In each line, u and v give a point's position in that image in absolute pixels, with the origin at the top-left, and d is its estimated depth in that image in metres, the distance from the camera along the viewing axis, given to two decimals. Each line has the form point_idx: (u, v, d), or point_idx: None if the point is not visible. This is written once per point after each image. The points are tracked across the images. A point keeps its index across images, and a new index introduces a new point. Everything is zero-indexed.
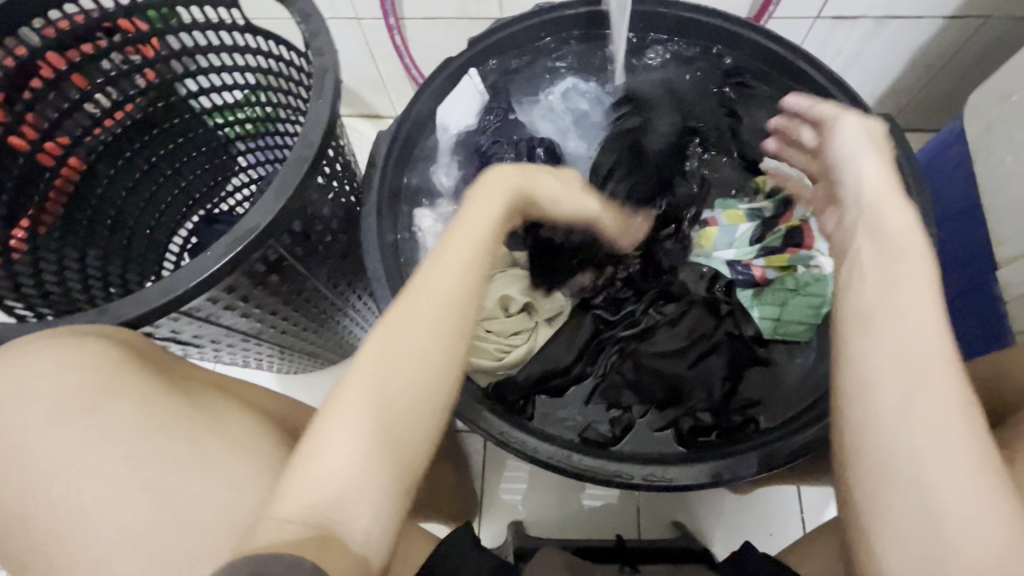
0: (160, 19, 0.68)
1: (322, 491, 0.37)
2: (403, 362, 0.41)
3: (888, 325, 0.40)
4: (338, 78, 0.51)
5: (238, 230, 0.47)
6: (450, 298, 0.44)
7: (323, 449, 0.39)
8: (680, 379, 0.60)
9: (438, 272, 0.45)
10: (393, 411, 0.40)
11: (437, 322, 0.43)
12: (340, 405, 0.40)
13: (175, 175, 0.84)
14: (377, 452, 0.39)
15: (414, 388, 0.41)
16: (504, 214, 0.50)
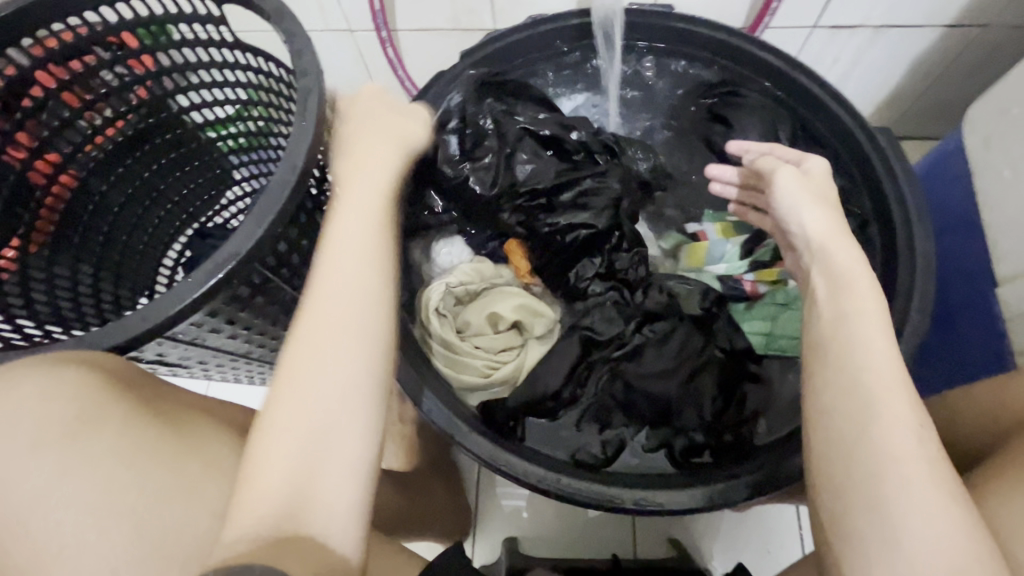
0: (150, 36, 0.68)
1: (269, 502, 0.36)
2: (330, 349, 0.41)
3: (846, 343, 0.43)
4: (324, 96, 0.50)
5: (219, 255, 0.45)
6: (366, 271, 0.44)
7: (265, 458, 0.38)
8: (670, 401, 0.58)
9: (343, 243, 0.45)
10: (321, 400, 0.39)
11: (348, 300, 0.43)
12: (269, 413, 0.39)
13: (166, 190, 0.81)
14: (314, 449, 0.38)
15: (335, 369, 0.40)
16: (387, 160, 0.50)
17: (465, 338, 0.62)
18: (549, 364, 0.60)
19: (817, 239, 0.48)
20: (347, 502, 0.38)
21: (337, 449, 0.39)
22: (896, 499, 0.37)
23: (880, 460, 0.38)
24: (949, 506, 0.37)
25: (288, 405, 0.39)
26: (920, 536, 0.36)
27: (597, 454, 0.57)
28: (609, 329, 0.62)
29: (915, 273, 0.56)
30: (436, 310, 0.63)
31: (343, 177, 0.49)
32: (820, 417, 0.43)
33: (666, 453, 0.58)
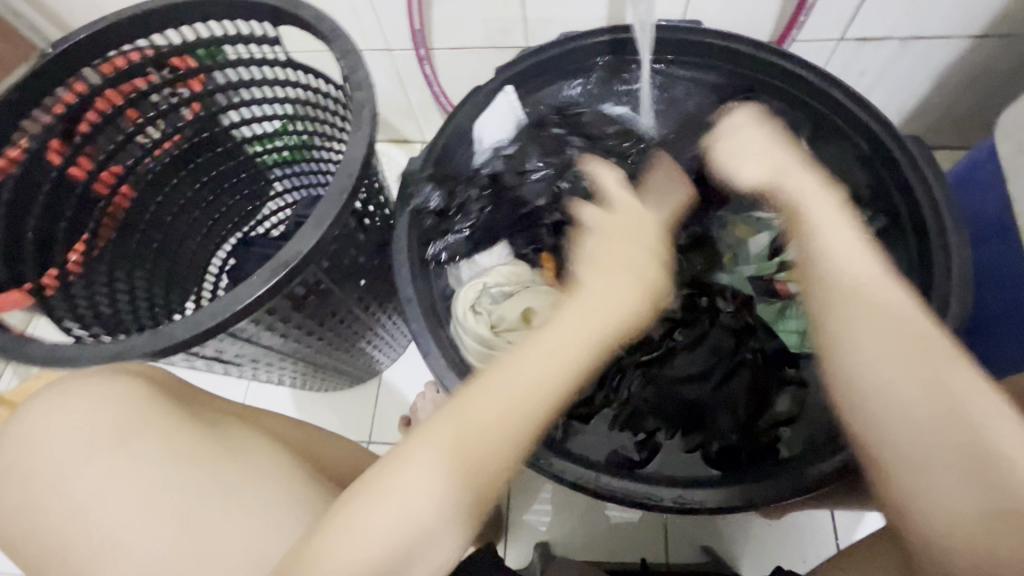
0: (209, 56, 0.72)
1: (363, 559, 0.38)
2: (475, 449, 0.41)
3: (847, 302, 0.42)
4: (376, 108, 0.53)
5: (282, 256, 0.48)
6: (535, 396, 0.42)
7: (372, 511, 0.39)
8: (702, 401, 0.59)
9: (528, 357, 0.43)
10: (459, 481, 0.40)
11: (532, 412, 0.42)
12: (395, 474, 0.40)
13: (216, 201, 0.86)
14: (426, 529, 0.39)
15: (485, 464, 0.41)
16: (621, 300, 0.46)
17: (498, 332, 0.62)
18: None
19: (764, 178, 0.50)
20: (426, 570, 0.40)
21: (431, 547, 0.40)
22: (968, 464, 0.36)
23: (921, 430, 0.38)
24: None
25: (425, 466, 0.40)
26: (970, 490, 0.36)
27: (632, 457, 0.59)
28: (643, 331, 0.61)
29: (953, 277, 0.56)
30: (470, 305, 0.64)
31: (586, 270, 0.48)
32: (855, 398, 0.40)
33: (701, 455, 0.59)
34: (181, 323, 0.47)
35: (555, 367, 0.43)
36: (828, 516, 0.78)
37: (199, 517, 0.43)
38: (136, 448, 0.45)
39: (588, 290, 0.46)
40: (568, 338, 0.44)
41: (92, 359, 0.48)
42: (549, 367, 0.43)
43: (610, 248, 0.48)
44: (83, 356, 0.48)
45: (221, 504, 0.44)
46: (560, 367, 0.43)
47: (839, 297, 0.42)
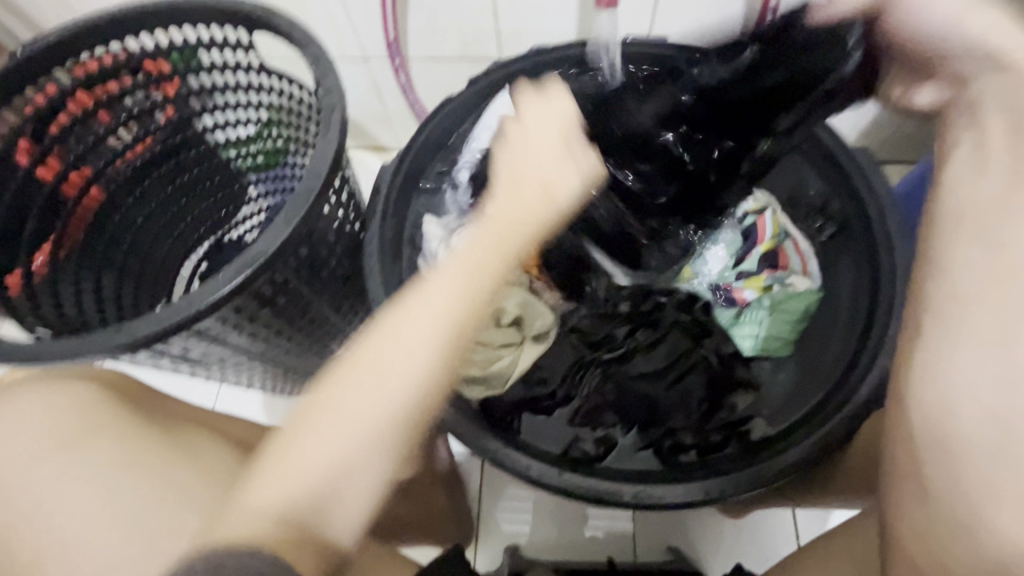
0: (182, 61, 0.73)
1: (280, 499, 0.40)
2: (369, 389, 0.42)
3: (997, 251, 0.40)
4: (345, 113, 0.55)
5: (247, 255, 0.49)
6: (424, 337, 0.42)
7: (288, 455, 0.41)
8: (658, 400, 0.61)
9: (420, 297, 0.43)
10: (381, 411, 0.42)
11: (446, 337, 0.42)
12: (309, 417, 0.42)
13: (187, 206, 0.85)
14: (335, 471, 0.41)
15: (405, 392, 0.42)
16: (509, 233, 0.44)
17: None
18: (546, 364, 0.64)
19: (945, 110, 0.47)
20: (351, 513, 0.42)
21: (347, 488, 0.41)
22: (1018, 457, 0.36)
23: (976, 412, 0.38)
24: None
25: (346, 396, 0.42)
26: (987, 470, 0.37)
27: (589, 451, 0.59)
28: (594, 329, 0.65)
29: (897, 279, 0.59)
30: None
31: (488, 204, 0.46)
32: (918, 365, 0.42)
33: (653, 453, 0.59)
34: (145, 320, 0.48)
35: (441, 303, 0.43)
36: (790, 516, 0.80)
37: (149, 519, 0.46)
38: (89, 454, 0.49)
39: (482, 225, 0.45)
40: (475, 260, 0.44)
41: (55, 356, 0.48)
42: (458, 292, 0.43)
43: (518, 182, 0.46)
44: (42, 353, 0.48)
45: (166, 508, 0.47)
46: (470, 292, 0.43)
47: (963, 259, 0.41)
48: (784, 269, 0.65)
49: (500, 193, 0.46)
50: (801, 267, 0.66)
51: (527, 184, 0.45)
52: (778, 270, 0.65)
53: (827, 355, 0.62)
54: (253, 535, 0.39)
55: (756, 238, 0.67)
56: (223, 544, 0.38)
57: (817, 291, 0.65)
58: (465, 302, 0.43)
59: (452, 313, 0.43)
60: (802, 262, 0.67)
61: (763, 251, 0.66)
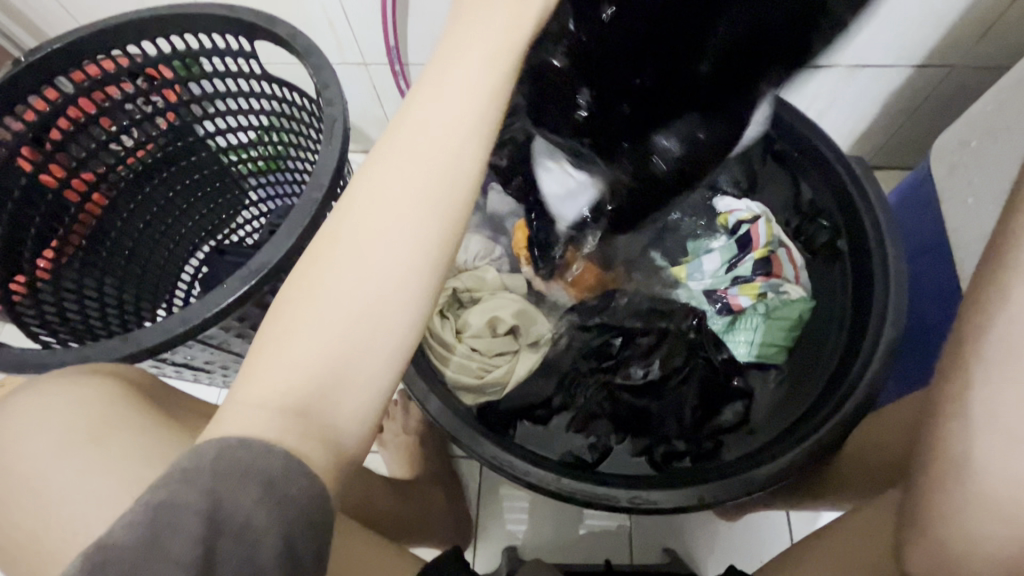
0: (184, 67, 0.73)
1: (279, 386, 0.34)
2: (363, 243, 0.37)
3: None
4: (347, 124, 0.55)
5: (251, 266, 0.50)
6: (411, 175, 0.37)
7: (280, 340, 0.35)
8: (650, 409, 0.62)
9: (398, 137, 0.38)
10: (381, 284, 0.36)
11: (434, 191, 0.38)
12: (297, 296, 0.36)
13: (188, 209, 0.86)
14: (337, 342, 0.35)
15: (402, 260, 0.37)
16: (490, 57, 0.39)
17: (463, 339, 0.65)
18: (543, 374, 0.65)
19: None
20: (365, 391, 0.36)
21: (360, 360, 0.36)
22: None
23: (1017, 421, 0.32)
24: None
25: (336, 277, 0.36)
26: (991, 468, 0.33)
27: (586, 458, 0.61)
28: (588, 334, 0.66)
29: (889, 289, 0.59)
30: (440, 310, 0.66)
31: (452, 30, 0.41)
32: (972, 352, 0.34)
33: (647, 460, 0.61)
34: (151, 330, 0.48)
35: (427, 137, 0.38)
36: (784, 517, 0.81)
37: None
38: None
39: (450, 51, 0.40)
40: (454, 95, 0.38)
41: (62, 365, 0.48)
42: (437, 141, 0.38)
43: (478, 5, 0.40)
44: (51, 362, 0.49)
45: None
46: (455, 126, 0.38)
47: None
48: (777, 277, 0.65)
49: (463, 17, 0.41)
50: (794, 276, 0.66)
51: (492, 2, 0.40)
52: (771, 277, 0.65)
53: (820, 360, 0.64)
54: (255, 425, 0.33)
55: (749, 246, 0.67)
56: (224, 450, 0.32)
57: (809, 299, 0.65)
58: (451, 134, 0.38)
59: (435, 166, 0.38)
60: (795, 272, 0.67)
61: (756, 258, 0.66)
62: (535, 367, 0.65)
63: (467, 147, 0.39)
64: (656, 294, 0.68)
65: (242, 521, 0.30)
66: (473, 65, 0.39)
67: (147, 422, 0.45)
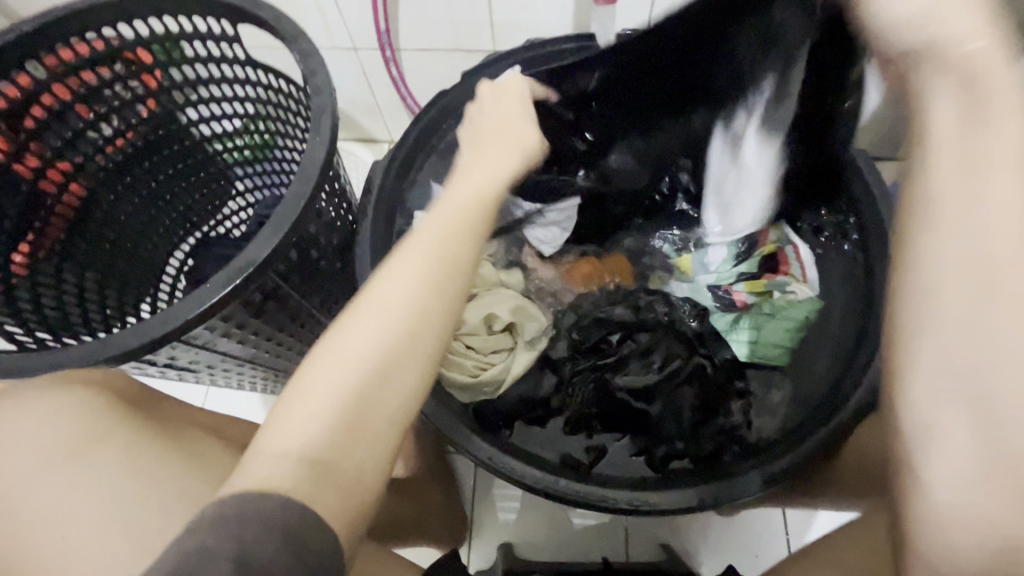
0: (164, 52, 0.70)
1: (293, 445, 0.35)
2: (378, 316, 0.39)
3: (991, 212, 0.34)
4: (336, 112, 0.53)
5: (236, 263, 0.47)
6: (427, 261, 0.41)
7: (297, 403, 0.37)
8: (650, 413, 0.60)
9: (418, 234, 0.43)
10: (391, 349, 0.39)
11: (441, 276, 0.41)
12: (316, 363, 0.38)
13: (172, 200, 0.82)
14: (350, 407, 0.37)
15: (417, 327, 0.40)
16: (491, 180, 0.47)
17: (458, 336, 0.62)
18: (534, 380, 0.63)
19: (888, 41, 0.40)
20: (370, 458, 0.38)
21: (370, 424, 0.37)
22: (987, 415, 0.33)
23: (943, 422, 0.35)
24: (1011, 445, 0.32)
25: (351, 339, 0.39)
26: (940, 475, 0.35)
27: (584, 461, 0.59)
28: (586, 330, 0.65)
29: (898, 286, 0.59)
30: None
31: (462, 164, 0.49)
32: (898, 367, 0.37)
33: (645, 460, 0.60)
34: (131, 332, 0.46)
35: (439, 232, 0.43)
36: (783, 513, 0.81)
37: None
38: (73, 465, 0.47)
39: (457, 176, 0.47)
40: (456, 204, 0.45)
41: (38, 369, 0.46)
42: (448, 226, 0.43)
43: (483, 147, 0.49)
44: (27, 368, 0.46)
45: None
46: (460, 227, 0.43)
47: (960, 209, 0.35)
48: (785, 275, 0.65)
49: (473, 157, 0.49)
50: (802, 274, 0.65)
51: (496, 146, 0.49)
52: (778, 275, 0.65)
53: (821, 359, 0.63)
54: (272, 484, 0.34)
55: (758, 242, 0.67)
56: (247, 502, 0.33)
57: (817, 300, 0.64)
58: (463, 232, 0.43)
59: (448, 247, 0.42)
60: (803, 270, 0.66)
61: (765, 254, 0.66)
62: (530, 364, 0.63)
63: (475, 246, 0.44)
64: (654, 295, 0.67)
65: (267, 564, 0.31)
66: (479, 173, 0.47)
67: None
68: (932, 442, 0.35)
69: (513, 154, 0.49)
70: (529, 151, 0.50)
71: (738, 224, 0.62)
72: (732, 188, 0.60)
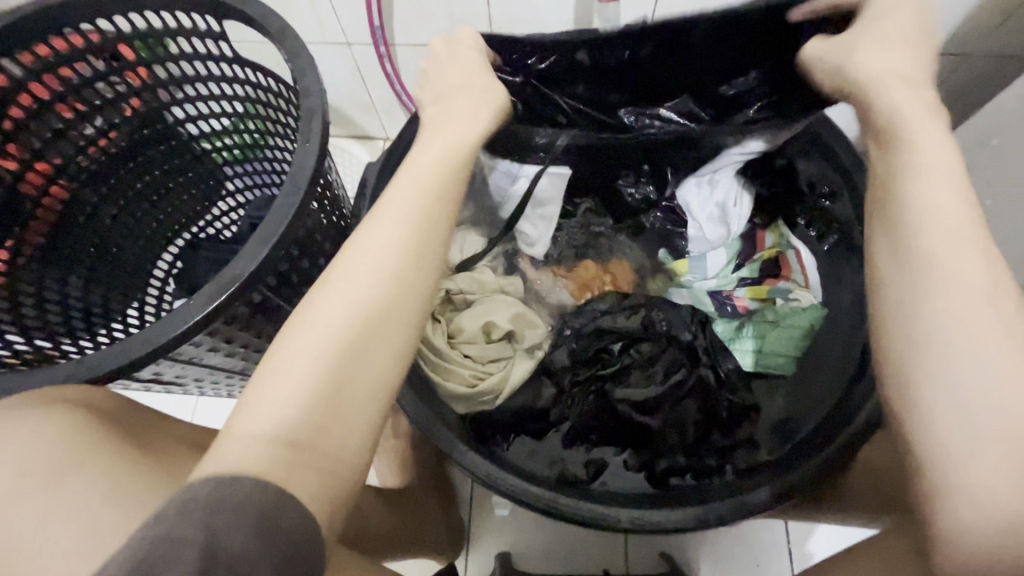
0: (148, 49, 0.67)
1: (268, 425, 0.33)
2: (353, 285, 0.38)
3: (934, 200, 0.37)
4: (327, 116, 0.51)
5: (222, 277, 0.45)
6: (402, 224, 0.40)
7: (270, 381, 0.35)
8: (652, 428, 0.59)
9: (390, 195, 0.41)
10: (367, 318, 0.37)
11: (416, 240, 0.40)
12: (289, 338, 0.36)
13: (159, 201, 0.80)
14: (327, 380, 0.35)
15: (392, 293, 0.38)
16: (467, 139, 0.45)
17: (455, 344, 0.61)
18: (532, 390, 0.61)
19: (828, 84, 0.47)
20: (353, 436, 0.36)
21: (349, 398, 0.36)
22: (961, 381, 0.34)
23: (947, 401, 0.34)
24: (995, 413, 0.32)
25: (323, 313, 0.37)
26: (940, 450, 0.34)
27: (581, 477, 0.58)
28: (586, 338, 0.62)
29: None
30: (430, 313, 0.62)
31: (433, 120, 0.46)
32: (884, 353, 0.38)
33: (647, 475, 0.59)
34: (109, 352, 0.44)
35: (413, 193, 0.41)
36: (784, 522, 0.80)
37: None
38: None
39: (427, 135, 0.45)
40: (428, 163, 0.43)
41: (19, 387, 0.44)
42: (421, 192, 0.41)
43: (454, 102, 0.47)
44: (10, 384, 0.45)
45: None
46: (434, 186, 0.42)
47: (910, 209, 0.38)
48: (787, 280, 0.63)
49: (444, 113, 0.46)
50: (804, 280, 0.63)
51: (463, 98, 0.47)
52: (780, 280, 0.63)
53: (826, 369, 0.61)
54: (247, 466, 0.32)
55: (758, 248, 0.66)
56: (213, 488, 0.30)
57: (820, 307, 0.62)
58: (437, 192, 0.42)
59: (420, 208, 0.41)
60: (805, 276, 0.64)
61: (765, 258, 0.65)
62: (530, 373, 0.61)
63: (449, 206, 0.42)
64: (657, 303, 0.64)
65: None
66: (449, 130, 0.45)
67: (109, 455, 0.41)
68: (935, 421, 0.34)
69: (484, 109, 0.47)
70: (500, 105, 0.48)
71: (710, 242, 0.67)
72: (703, 201, 0.66)
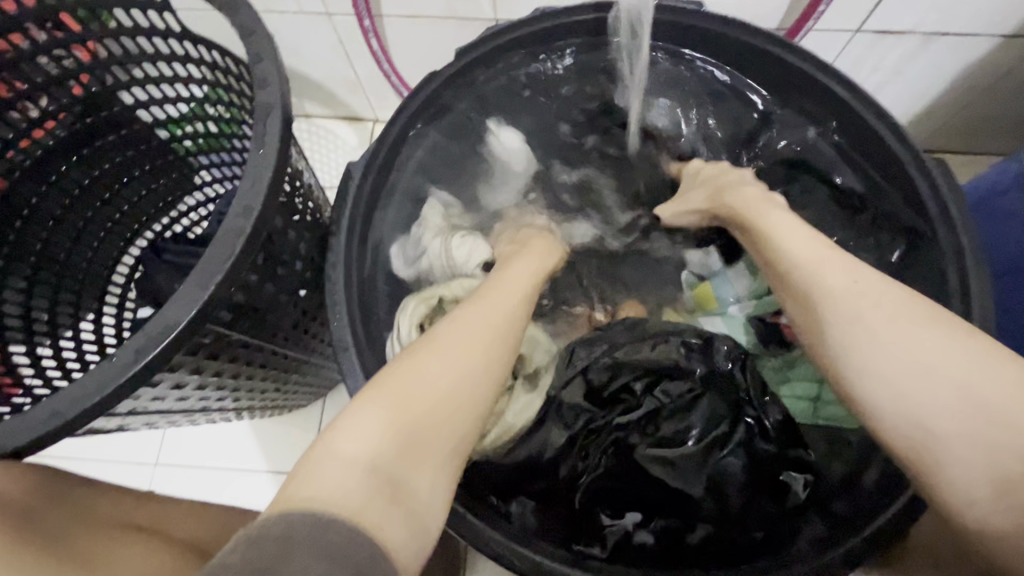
0: (95, 20, 0.56)
1: (363, 457, 0.33)
2: (460, 341, 0.40)
3: (823, 256, 0.44)
4: (287, 113, 0.41)
5: (153, 326, 0.37)
6: (503, 304, 0.45)
7: (370, 412, 0.35)
8: (690, 495, 0.50)
9: (491, 283, 0.48)
10: (473, 367, 0.39)
11: (512, 319, 0.44)
12: (392, 377, 0.37)
13: (114, 199, 0.69)
14: (426, 422, 0.35)
15: (492, 359, 0.41)
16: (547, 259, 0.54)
17: None
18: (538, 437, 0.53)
19: (706, 200, 0.58)
20: (437, 491, 0.35)
21: (440, 446, 0.36)
22: (931, 383, 0.37)
23: (897, 401, 0.37)
24: (967, 409, 0.35)
25: (430, 362, 0.38)
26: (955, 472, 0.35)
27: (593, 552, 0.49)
28: (603, 375, 0.53)
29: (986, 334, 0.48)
30: (418, 321, 0.53)
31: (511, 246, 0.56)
32: (858, 398, 0.40)
33: (677, 546, 0.50)
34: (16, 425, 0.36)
35: (510, 285, 0.48)
36: None
37: None
38: None
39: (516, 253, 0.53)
40: (520, 270, 0.50)
41: None
42: (517, 287, 0.48)
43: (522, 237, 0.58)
44: None
45: None
46: (527, 285, 0.49)
47: (805, 269, 0.45)
48: None
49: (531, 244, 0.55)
50: None
51: (526, 233, 0.58)
52: None
53: None
54: (340, 492, 0.31)
55: None
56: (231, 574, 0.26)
57: None
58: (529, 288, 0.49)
59: (512, 295, 0.47)
60: None
61: None
62: (528, 412, 0.53)
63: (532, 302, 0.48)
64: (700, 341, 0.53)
65: None
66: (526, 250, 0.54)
67: None
68: (941, 439, 0.36)
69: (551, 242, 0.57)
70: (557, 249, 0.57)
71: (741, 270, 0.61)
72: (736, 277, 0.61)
